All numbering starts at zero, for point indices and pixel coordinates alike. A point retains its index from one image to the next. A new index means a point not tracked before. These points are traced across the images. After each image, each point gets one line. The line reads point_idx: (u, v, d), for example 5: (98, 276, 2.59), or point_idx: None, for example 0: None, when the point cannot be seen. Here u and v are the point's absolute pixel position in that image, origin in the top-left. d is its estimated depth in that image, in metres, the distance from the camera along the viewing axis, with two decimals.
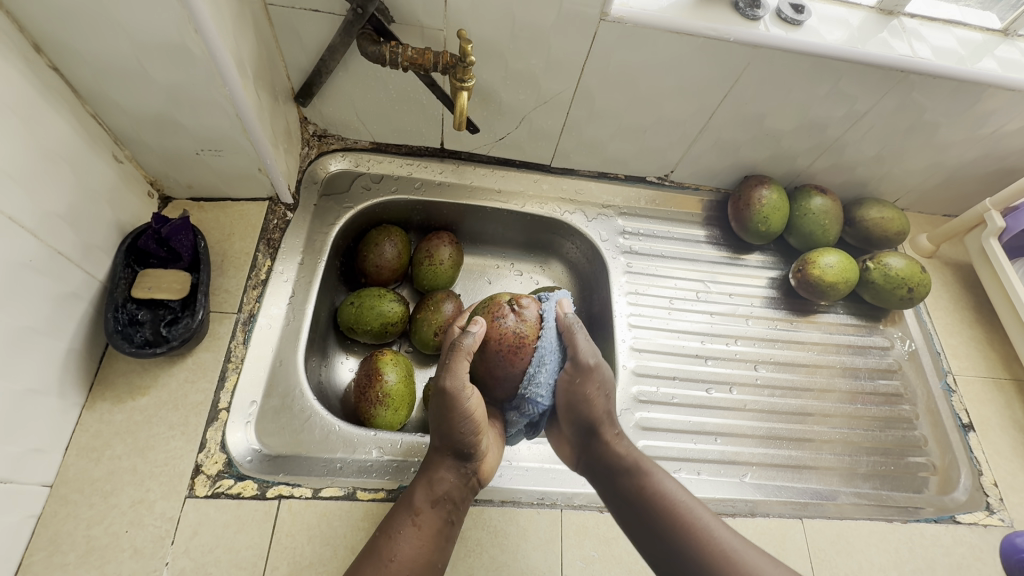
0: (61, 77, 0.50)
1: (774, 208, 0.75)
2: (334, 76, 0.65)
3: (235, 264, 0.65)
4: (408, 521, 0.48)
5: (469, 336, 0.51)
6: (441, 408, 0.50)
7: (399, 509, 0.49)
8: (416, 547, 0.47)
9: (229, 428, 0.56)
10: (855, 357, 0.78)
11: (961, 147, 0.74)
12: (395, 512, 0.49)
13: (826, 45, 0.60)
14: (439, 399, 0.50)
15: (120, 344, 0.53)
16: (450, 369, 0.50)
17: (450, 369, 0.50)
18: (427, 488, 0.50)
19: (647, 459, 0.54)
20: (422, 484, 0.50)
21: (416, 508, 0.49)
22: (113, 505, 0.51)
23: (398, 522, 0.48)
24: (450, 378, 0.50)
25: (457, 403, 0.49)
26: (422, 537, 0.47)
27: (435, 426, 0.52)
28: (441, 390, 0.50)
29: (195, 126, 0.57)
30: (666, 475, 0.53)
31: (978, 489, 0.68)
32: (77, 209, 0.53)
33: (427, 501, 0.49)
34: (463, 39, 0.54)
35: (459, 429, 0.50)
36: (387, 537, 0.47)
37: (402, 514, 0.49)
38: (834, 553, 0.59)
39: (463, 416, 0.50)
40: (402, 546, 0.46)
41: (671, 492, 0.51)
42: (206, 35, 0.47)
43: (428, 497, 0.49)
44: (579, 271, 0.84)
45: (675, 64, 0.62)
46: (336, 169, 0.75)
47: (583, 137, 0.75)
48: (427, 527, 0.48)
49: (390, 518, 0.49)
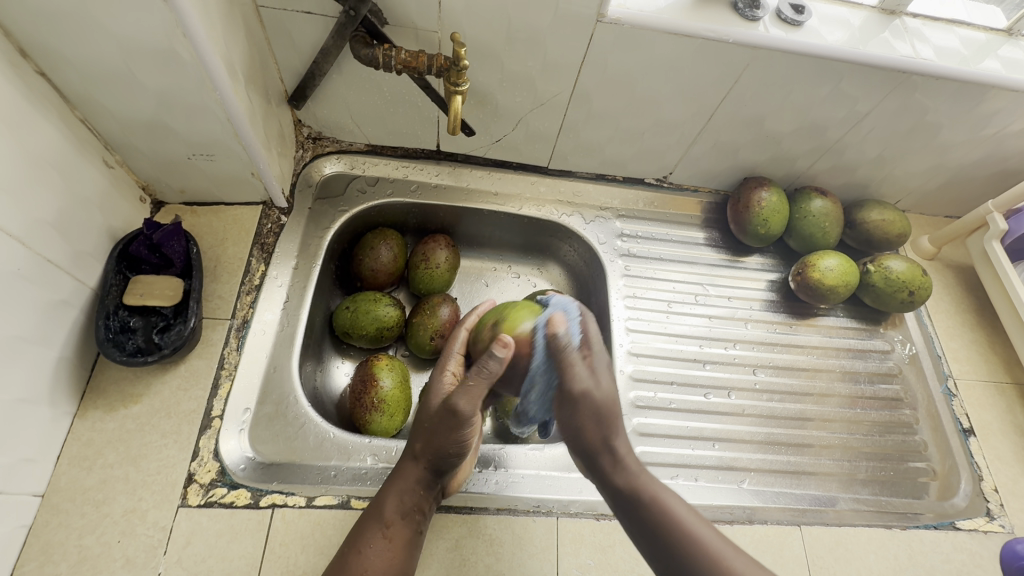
0: (48, 82, 0.49)
1: (774, 211, 0.74)
2: (328, 78, 0.64)
3: (229, 269, 0.64)
4: (378, 533, 0.47)
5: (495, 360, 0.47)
6: (436, 422, 0.50)
7: (369, 520, 0.48)
8: (388, 560, 0.46)
9: (223, 436, 0.56)
10: (855, 361, 0.78)
11: (963, 149, 0.73)
12: (365, 523, 0.48)
13: (826, 46, 0.59)
14: (443, 412, 0.49)
15: (112, 352, 0.52)
16: (472, 395, 0.48)
17: (469, 393, 0.48)
18: (398, 500, 0.49)
19: (654, 479, 0.49)
20: (392, 496, 0.49)
21: (386, 520, 0.48)
22: (106, 514, 0.51)
23: (368, 535, 0.47)
24: (467, 401, 0.48)
25: (466, 424, 0.49)
26: (392, 550, 0.47)
27: (423, 436, 0.51)
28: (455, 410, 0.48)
29: (186, 130, 0.56)
30: (672, 495, 0.48)
31: (978, 495, 0.67)
32: (67, 215, 0.52)
33: (398, 513, 0.48)
34: (457, 42, 0.53)
35: (445, 446, 0.49)
36: (358, 551, 0.46)
37: (373, 526, 0.48)
38: (832, 560, 0.59)
39: (462, 435, 0.49)
40: (374, 560, 0.46)
41: (679, 514, 0.46)
42: (194, 39, 0.46)
43: (399, 509, 0.49)
44: (577, 274, 0.83)
45: (673, 65, 0.61)
46: (331, 172, 0.74)
47: (580, 139, 0.74)
48: (397, 539, 0.48)
49: (360, 530, 0.48)
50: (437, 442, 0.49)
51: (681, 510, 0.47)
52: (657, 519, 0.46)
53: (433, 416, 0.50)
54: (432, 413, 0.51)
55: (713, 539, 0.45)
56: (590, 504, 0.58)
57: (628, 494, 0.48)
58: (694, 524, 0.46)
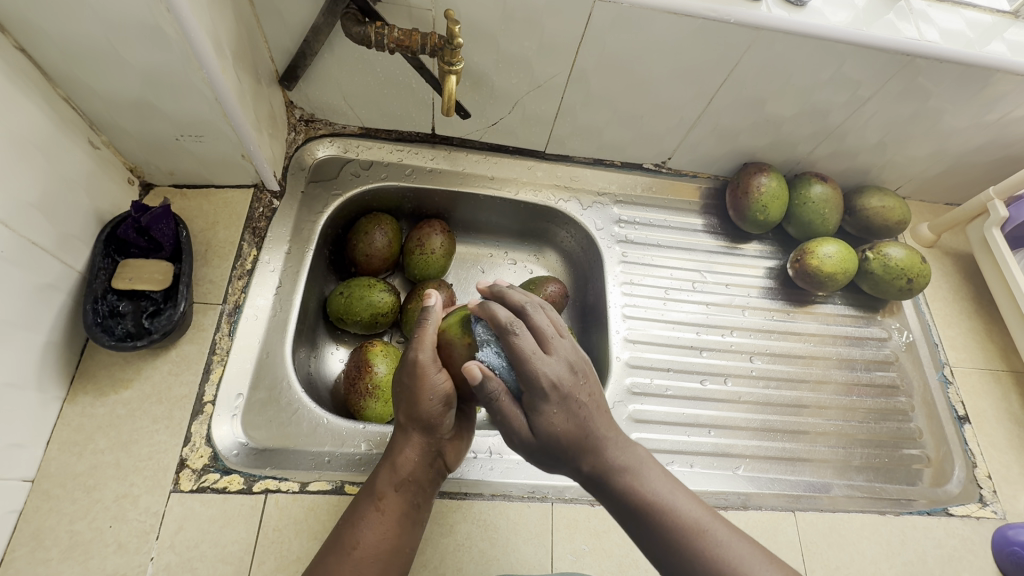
0: (28, 59, 0.48)
1: (773, 197, 0.73)
2: (320, 58, 0.63)
3: (220, 253, 0.63)
4: (370, 507, 0.46)
5: (430, 308, 0.50)
6: (405, 382, 0.47)
7: (363, 495, 0.47)
8: (378, 534, 0.45)
9: (215, 422, 0.55)
10: (852, 349, 0.77)
11: (966, 135, 0.72)
12: (359, 499, 0.47)
13: (830, 27, 0.58)
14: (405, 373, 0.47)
15: (100, 337, 0.51)
16: (422, 344, 0.47)
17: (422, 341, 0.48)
18: (390, 472, 0.47)
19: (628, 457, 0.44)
20: (387, 469, 0.47)
21: (379, 493, 0.46)
22: (97, 499, 0.50)
23: (361, 509, 0.46)
24: (421, 349, 0.47)
25: (427, 380, 0.46)
26: (385, 522, 0.45)
27: (402, 404, 0.48)
28: (415, 364, 0.47)
29: (174, 111, 0.55)
30: (652, 468, 0.44)
31: (971, 481, 0.68)
32: (51, 196, 0.51)
33: (390, 486, 0.47)
34: (451, 20, 0.51)
35: (425, 407, 0.47)
36: (349, 525, 0.45)
37: (365, 501, 0.46)
38: (826, 546, 0.59)
39: (431, 395, 0.46)
40: (364, 531, 0.44)
41: (658, 496, 0.42)
42: (179, 15, 0.45)
43: (390, 482, 0.47)
44: (573, 260, 0.82)
45: (674, 45, 0.60)
46: (324, 155, 0.73)
47: (578, 123, 0.72)
48: (390, 512, 0.46)
49: (356, 505, 0.47)
50: (415, 401, 0.47)
51: (659, 488, 0.43)
52: (643, 511, 0.42)
53: (402, 378, 0.48)
54: (399, 378, 0.49)
55: (690, 508, 0.42)
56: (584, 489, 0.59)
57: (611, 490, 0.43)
58: (672, 498, 0.42)
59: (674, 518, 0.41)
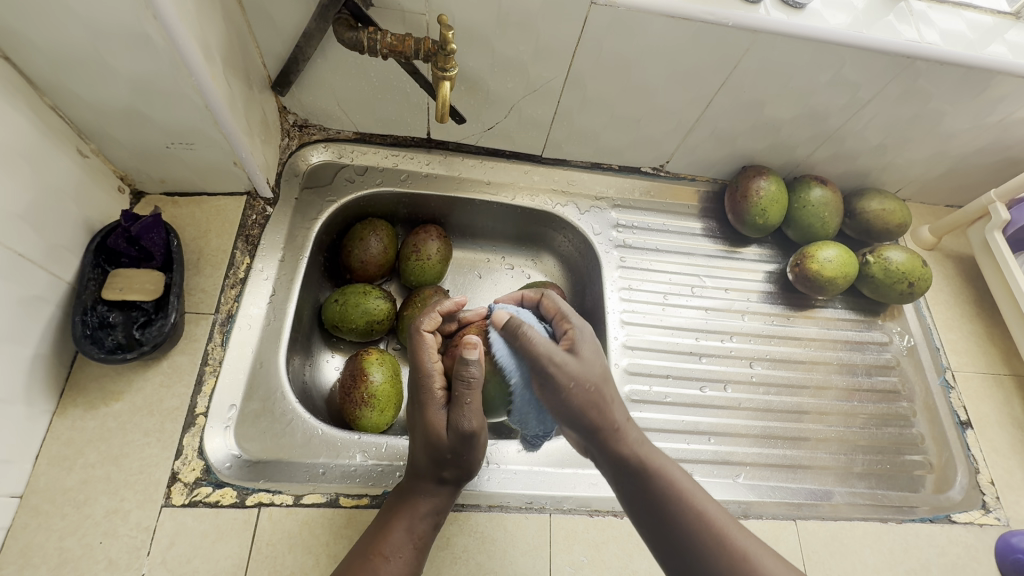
0: (14, 67, 0.47)
1: (772, 200, 0.73)
2: (312, 64, 0.62)
3: (212, 261, 0.62)
4: (407, 540, 0.46)
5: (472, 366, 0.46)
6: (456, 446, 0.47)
7: (397, 526, 0.46)
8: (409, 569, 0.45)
9: (207, 434, 0.54)
10: (853, 353, 0.77)
11: (966, 137, 0.71)
12: (391, 527, 0.46)
13: (829, 30, 0.57)
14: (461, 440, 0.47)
15: (89, 349, 0.51)
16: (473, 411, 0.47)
17: (473, 409, 0.47)
18: (428, 512, 0.48)
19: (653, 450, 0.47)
20: (421, 511, 0.47)
21: (416, 530, 0.46)
22: (87, 515, 0.49)
23: (396, 541, 0.45)
24: (474, 419, 0.47)
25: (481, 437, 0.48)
26: (414, 557, 0.46)
27: (448, 462, 0.48)
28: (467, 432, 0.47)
29: (164, 118, 0.54)
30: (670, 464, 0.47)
31: (973, 488, 0.67)
32: (39, 208, 0.50)
33: (427, 525, 0.47)
34: (443, 24, 0.51)
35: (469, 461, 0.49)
36: (384, 556, 0.44)
37: (400, 532, 0.46)
38: (827, 555, 0.58)
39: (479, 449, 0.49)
40: (397, 566, 0.44)
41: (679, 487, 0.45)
42: (166, 21, 0.44)
43: (427, 522, 0.47)
44: (570, 264, 0.82)
45: (671, 48, 0.59)
46: (317, 161, 0.72)
47: (575, 127, 0.72)
48: (420, 549, 0.47)
49: (385, 532, 0.46)
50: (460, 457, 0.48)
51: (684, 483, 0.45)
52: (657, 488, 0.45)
53: (451, 445, 0.47)
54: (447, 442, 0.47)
55: (718, 513, 0.43)
56: (582, 500, 0.58)
57: (626, 466, 0.46)
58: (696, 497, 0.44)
59: (695, 510, 0.43)
